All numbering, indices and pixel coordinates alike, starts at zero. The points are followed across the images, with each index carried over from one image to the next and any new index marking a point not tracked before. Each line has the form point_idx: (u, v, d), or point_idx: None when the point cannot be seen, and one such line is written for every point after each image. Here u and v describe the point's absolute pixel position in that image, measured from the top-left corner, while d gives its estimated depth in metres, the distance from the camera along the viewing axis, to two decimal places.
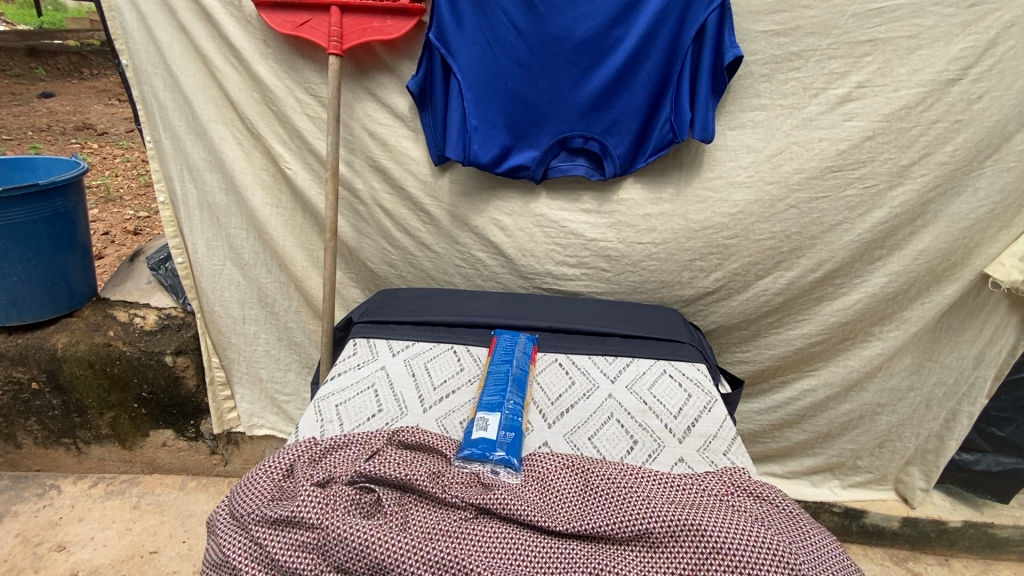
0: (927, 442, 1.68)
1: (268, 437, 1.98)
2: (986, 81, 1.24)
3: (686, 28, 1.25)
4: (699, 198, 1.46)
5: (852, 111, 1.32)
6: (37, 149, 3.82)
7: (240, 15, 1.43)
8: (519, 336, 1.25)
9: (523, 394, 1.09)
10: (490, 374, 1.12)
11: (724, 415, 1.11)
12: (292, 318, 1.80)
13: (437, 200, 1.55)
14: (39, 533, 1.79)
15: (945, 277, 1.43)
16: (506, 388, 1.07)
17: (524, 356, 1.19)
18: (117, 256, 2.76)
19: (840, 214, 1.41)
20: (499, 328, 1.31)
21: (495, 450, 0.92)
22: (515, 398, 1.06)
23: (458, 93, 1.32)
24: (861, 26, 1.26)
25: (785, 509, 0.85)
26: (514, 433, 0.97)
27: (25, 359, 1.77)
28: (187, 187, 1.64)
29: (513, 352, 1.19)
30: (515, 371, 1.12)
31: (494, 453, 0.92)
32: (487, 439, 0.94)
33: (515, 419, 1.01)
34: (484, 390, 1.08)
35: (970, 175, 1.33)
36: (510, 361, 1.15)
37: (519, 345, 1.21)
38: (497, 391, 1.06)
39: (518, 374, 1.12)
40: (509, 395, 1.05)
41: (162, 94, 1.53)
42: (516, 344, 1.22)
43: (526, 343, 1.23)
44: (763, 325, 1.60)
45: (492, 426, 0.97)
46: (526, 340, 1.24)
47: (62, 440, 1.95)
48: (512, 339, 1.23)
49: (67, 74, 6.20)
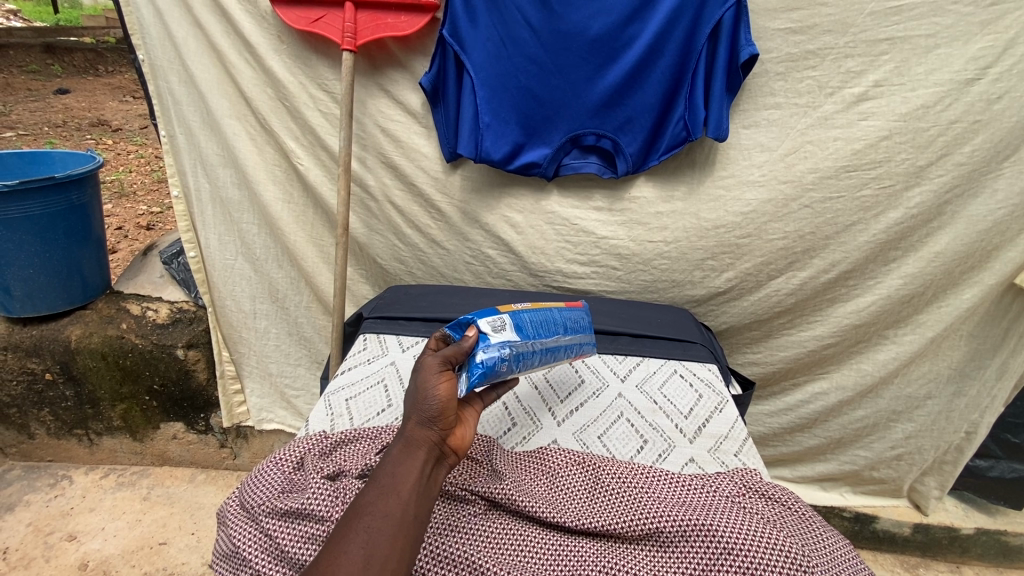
0: (945, 453, 1.65)
1: (276, 431, 1.99)
2: (1007, 80, 1.22)
3: (701, 26, 1.24)
4: (711, 196, 1.45)
5: (868, 110, 1.31)
6: (53, 144, 3.88)
7: (255, 11, 1.43)
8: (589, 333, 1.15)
9: (545, 357, 0.99)
10: (547, 314, 1.03)
11: (735, 416, 1.11)
12: (302, 313, 1.81)
13: (448, 197, 1.55)
14: (51, 522, 1.82)
15: (961, 279, 1.41)
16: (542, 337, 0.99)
17: (575, 347, 1.08)
18: (130, 250, 2.79)
19: (855, 215, 1.40)
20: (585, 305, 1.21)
21: (482, 356, 0.85)
22: (540, 348, 0.97)
23: (471, 89, 1.32)
24: (878, 24, 1.24)
25: (798, 512, 0.84)
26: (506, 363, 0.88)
27: (40, 350, 1.79)
28: (200, 182, 1.65)
29: (573, 330, 1.08)
30: (561, 341, 1.03)
31: (477, 355, 0.85)
32: (485, 333, 0.88)
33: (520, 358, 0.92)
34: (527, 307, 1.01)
35: (990, 177, 1.31)
36: (567, 329, 1.06)
37: (581, 338, 1.10)
38: (534, 326, 0.98)
39: (560, 345, 1.03)
40: (538, 342, 0.96)
41: (177, 89, 1.54)
42: (579, 332, 1.11)
43: (583, 347, 1.11)
44: (776, 327, 1.59)
45: (498, 333, 0.90)
46: (586, 346, 1.12)
47: (74, 431, 1.97)
48: (583, 327, 1.12)
49: (83, 71, 6.28)
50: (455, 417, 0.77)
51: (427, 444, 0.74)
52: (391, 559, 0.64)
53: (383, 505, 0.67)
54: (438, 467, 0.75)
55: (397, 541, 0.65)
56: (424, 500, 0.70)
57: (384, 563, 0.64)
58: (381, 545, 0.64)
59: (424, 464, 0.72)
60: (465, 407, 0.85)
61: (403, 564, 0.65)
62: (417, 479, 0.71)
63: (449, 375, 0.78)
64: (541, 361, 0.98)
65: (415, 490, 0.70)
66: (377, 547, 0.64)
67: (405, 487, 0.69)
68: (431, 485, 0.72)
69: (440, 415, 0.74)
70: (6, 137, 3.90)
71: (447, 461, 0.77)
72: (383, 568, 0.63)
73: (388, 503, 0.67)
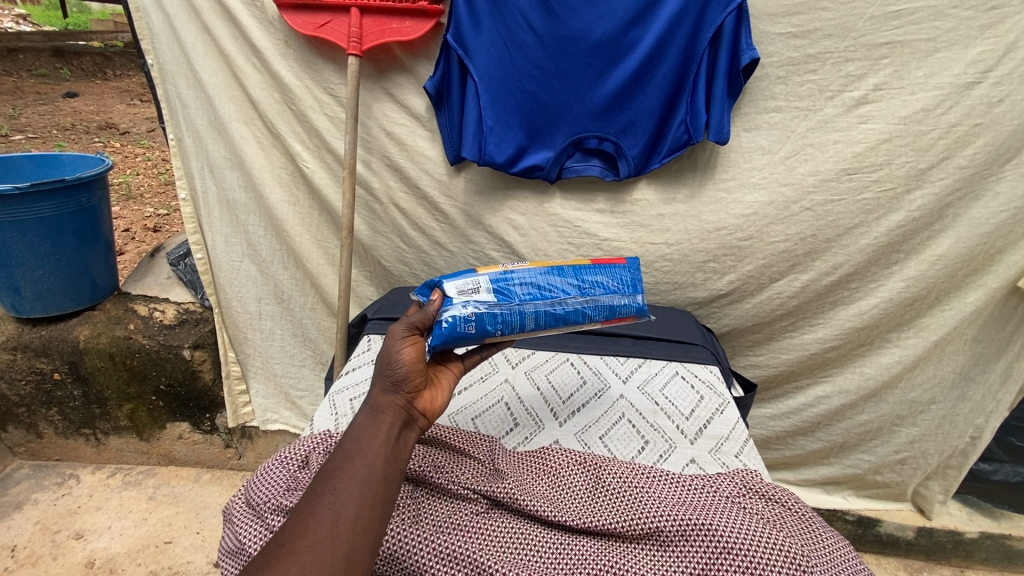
0: (949, 457, 1.65)
1: (280, 431, 2.01)
2: (1008, 84, 1.23)
3: (703, 30, 1.25)
4: (713, 199, 1.46)
5: (869, 113, 1.32)
6: (62, 147, 3.92)
7: (262, 16, 1.45)
8: (629, 292, 1.00)
9: (545, 320, 0.91)
10: (552, 274, 0.94)
11: (737, 417, 1.11)
12: (306, 315, 1.83)
13: (452, 199, 1.57)
14: (58, 521, 1.84)
15: (964, 281, 1.41)
16: (536, 299, 0.90)
17: (601, 310, 0.95)
18: (137, 252, 2.82)
19: (856, 218, 1.41)
20: (638, 259, 1.05)
21: (442, 319, 0.82)
22: (530, 310, 0.89)
23: (474, 93, 1.33)
24: (878, 28, 1.25)
25: (798, 512, 0.84)
26: (476, 326, 0.84)
27: (48, 350, 1.82)
28: (207, 184, 1.67)
29: (594, 290, 0.96)
30: (570, 302, 0.92)
31: (438, 319, 0.83)
32: (449, 295, 0.85)
33: (497, 320, 0.86)
34: (524, 265, 0.94)
35: (991, 180, 1.31)
36: (581, 289, 0.95)
37: (609, 298, 0.97)
38: (526, 287, 0.90)
39: (569, 306, 0.93)
40: (527, 303, 0.89)
41: (185, 92, 1.56)
42: (607, 292, 0.97)
43: (616, 308, 0.97)
44: (778, 329, 1.59)
45: (467, 295, 0.86)
46: (621, 306, 0.97)
47: (82, 431, 1.99)
48: (615, 286, 0.98)
49: (91, 74, 6.34)
50: (421, 381, 0.78)
51: (393, 408, 0.75)
52: (361, 517, 0.64)
53: (350, 468, 0.68)
54: (408, 429, 0.75)
55: (366, 500, 0.66)
56: (393, 461, 0.71)
57: (355, 521, 0.64)
58: (350, 504, 0.65)
59: (391, 427, 0.73)
60: (443, 370, 0.86)
61: (374, 522, 0.65)
62: (384, 441, 0.71)
63: (416, 339, 0.79)
64: (535, 324, 0.90)
65: (382, 452, 0.70)
66: (346, 507, 0.65)
67: (372, 449, 0.70)
68: (401, 446, 0.73)
69: (406, 378, 0.76)
70: (15, 140, 3.95)
71: (420, 423, 0.77)
72: (353, 526, 0.64)
73: (355, 465, 0.68)
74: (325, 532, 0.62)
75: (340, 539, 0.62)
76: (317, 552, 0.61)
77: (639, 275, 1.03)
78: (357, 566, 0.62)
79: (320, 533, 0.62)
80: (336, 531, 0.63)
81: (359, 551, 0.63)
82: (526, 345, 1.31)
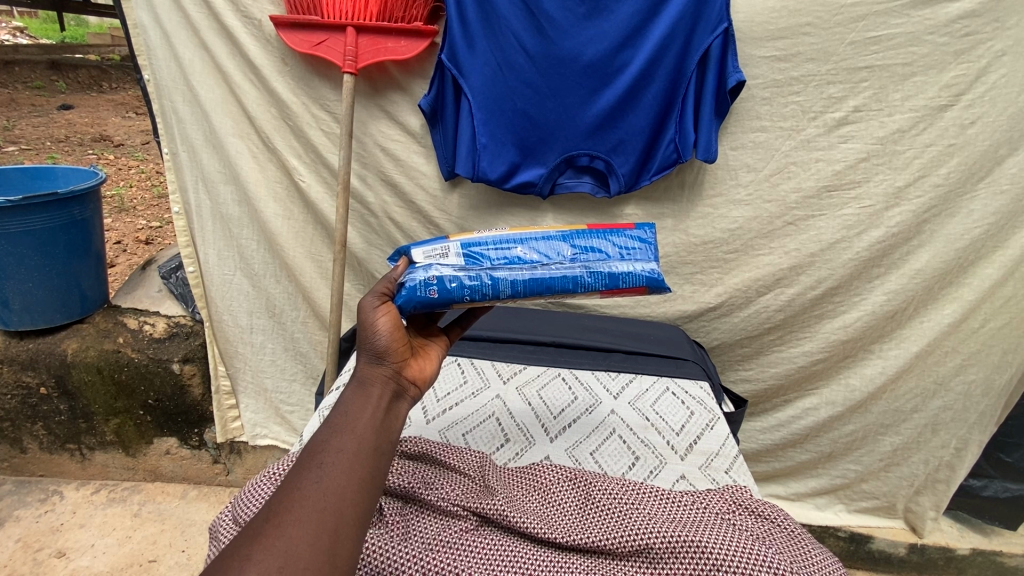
0: (937, 470, 1.66)
1: (269, 446, 1.99)
2: (979, 106, 1.28)
3: (691, 52, 1.28)
4: (700, 214, 1.49)
5: (848, 133, 1.36)
6: (55, 159, 3.93)
7: (260, 35, 1.47)
8: (634, 260, 0.92)
9: (519, 283, 0.86)
10: (532, 240, 0.91)
11: (727, 433, 1.12)
12: (298, 328, 1.82)
13: (446, 214, 1.58)
14: (40, 538, 1.80)
15: (940, 294, 1.45)
16: (511, 265, 0.87)
17: (596, 277, 0.88)
18: (129, 265, 2.80)
19: (838, 233, 1.44)
20: (651, 226, 0.96)
21: (407, 281, 0.82)
22: (504, 275, 0.86)
23: (469, 111, 1.35)
24: (858, 53, 1.29)
25: (787, 528, 0.83)
26: (436, 289, 0.82)
27: (36, 363, 1.80)
28: (201, 198, 1.67)
29: (587, 256, 0.90)
30: (551, 268, 0.88)
31: (403, 282, 0.82)
32: (416, 259, 0.85)
33: (465, 284, 0.84)
34: (503, 232, 0.92)
35: (966, 197, 1.35)
36: (562, 255, 0.90)
37: (607, 265, 0.90)
38: (499, 253, 0.88)
39: (552, 273, 0.88)
40: (500, 267, 0.86)
41: (182, 108, 1.57)
42: (603, 259, 0.91)
43: (616, 276, 0.89)
44: (766, 343, 1.61)
45: (429, 259, 0.85)
46: (623, 274, 0.89)
47: (67, 446, 1.96)
48: (615, 253, 0.91)
49: (87, 87, 6.33)
50: (407, 350, 0.77)
51: (381, 380, 0.73)
52: (350, 490, 0.62)
53: (337, 441, 0.65)
54: (399, 400, 0.73)
55: (355, 472, 0.63)
56: (384, 432, 0.68)
57: (343, 493, 0.61)
58: (339, 476, 0.62)
59: (380, 398, 0.71)
60: (430, 342, 0.85)
61: (365, 496, 0.63)
62: (374, 412, 0.69)
63: (389, 308, 0.78)
64: (510, 291, 0.86)
65: (371, 423, 0.68)
66: (335, 480, 0.62)
67: (360, 423, 0.67)
68: (391, 417, 0.71)
69: (389, 349, 0.74)
70: (8, 151, 3.93)
71: (410, 394, 0.75)
72: (343, 498, 0.61)
73: (343, 438, 0.65)
74: (314, 505, 0.59)
75: (330, 512, 0.59)
76: (303, 525, 0.58)
77: (652, 243, 0.94)
78: (347, 540, 0.59)
79: (308, 506, 0.59)
80: (325, 503, 0.60)
81: (348, 525, 0.60)
82: (517, 359, 1.32)
